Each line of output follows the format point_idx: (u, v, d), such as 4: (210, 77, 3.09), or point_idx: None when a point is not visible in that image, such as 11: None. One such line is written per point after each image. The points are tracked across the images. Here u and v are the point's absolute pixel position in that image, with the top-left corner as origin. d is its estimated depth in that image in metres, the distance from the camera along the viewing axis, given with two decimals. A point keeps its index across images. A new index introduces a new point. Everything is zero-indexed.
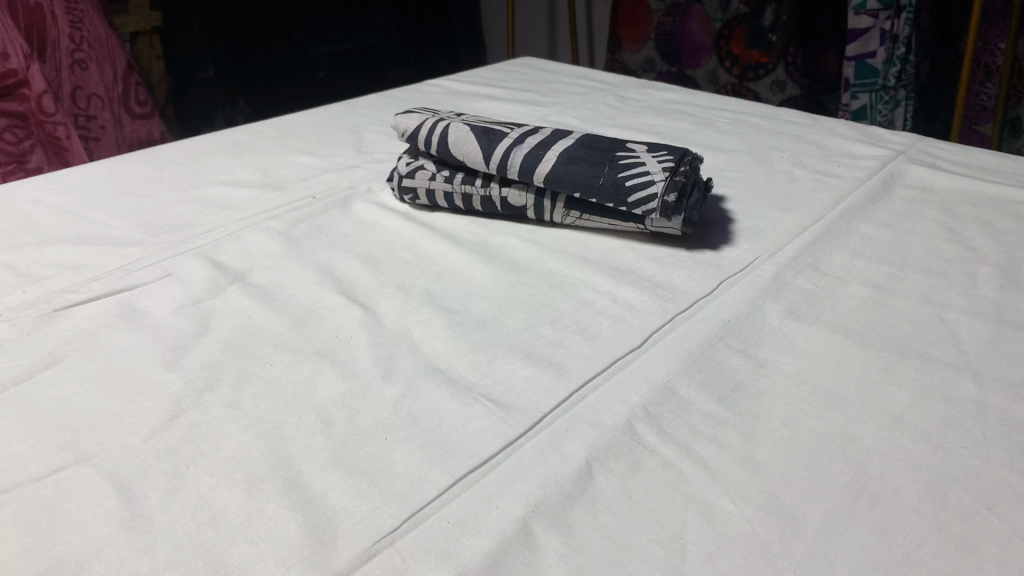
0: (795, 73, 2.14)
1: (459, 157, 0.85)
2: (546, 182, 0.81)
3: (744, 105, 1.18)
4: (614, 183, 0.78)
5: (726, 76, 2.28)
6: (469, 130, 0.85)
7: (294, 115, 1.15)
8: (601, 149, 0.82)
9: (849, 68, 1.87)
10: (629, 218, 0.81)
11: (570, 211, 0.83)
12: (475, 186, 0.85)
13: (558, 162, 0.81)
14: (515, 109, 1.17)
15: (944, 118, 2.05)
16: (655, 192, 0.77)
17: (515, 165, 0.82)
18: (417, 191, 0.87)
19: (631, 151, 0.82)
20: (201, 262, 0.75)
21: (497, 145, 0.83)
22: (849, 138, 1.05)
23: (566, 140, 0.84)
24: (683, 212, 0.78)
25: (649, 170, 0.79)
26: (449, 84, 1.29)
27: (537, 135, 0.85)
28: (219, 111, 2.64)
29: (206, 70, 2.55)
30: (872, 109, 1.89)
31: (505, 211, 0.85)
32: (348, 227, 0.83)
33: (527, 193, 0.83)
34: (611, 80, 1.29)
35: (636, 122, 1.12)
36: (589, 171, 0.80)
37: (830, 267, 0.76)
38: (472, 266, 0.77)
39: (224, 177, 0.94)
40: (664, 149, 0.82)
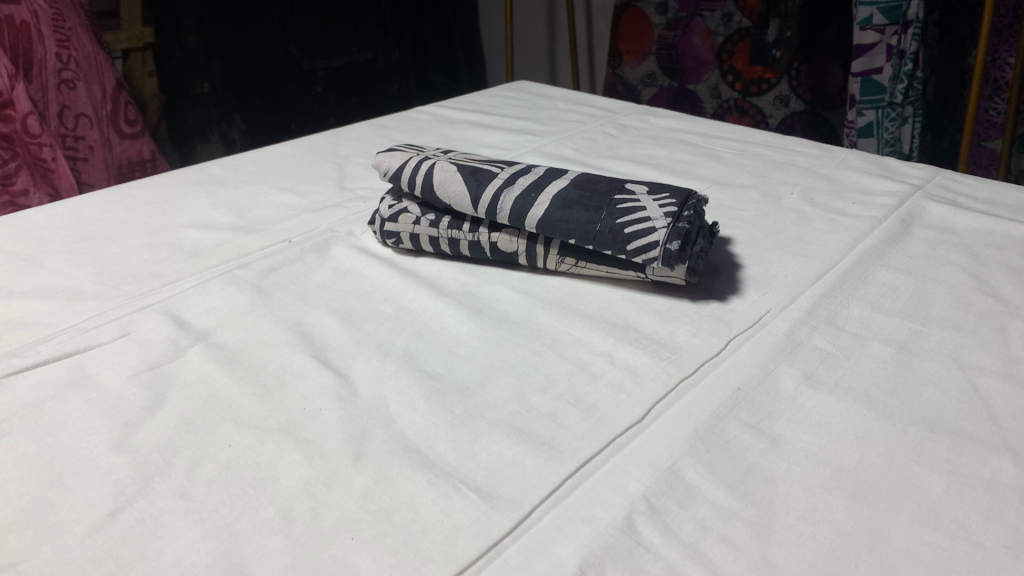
0: (799, 88, 2.09)
1: (446, 199, 0.79)
2: (539, 227, 0.75)
3: (749, 134, 1.12)
4: (612, 230, 0.73)
5: (728, 90, 2.23)
6: (456, 170, 0.79)
7: (274, 147, 1.09)
8: (598, 193, 0.76)
9: (855, 85, 1.82)
10: (628, 265, 0.75)
11: (564, 258, 0.76)
12: (462, 231, 0.79)
13: (551, 206, 0.75)
14: (509, 139, 1.11)
15: (951, 134, 1.99)
16: (657, 239, 0.71)
17: (506, 209, 0.76)
18: (400, 236, 0.81)
19: (631, 195, 0.76)
20: (162, 320, 0.69)
21: (485, 188, 0.77)
22: (862, 171, 0.99)
23: (561, 182, 0.78)
24: (686, 260, 0.72)
25: (650, 215, 0.73)
26: (439, 110, 1.24)
27: (529, 176, 0.79)
28: (214, 127, 2.58)
29: (202, 85, 2.49)
30: (878, 125, 1.83)
31: (495, 257, 0.79)
32: (325, 276, 0.77)
33: (518, 237, 0.77)
34: (608, 106, 1.23)
35: (636, 154, 1.06)
36: (584, 217, 0.74)
37: (847, 324, 0.70)
38: (457, 320, 0.70)
39: (195, 218, 0.88)
40: (666, 191, 0.77)
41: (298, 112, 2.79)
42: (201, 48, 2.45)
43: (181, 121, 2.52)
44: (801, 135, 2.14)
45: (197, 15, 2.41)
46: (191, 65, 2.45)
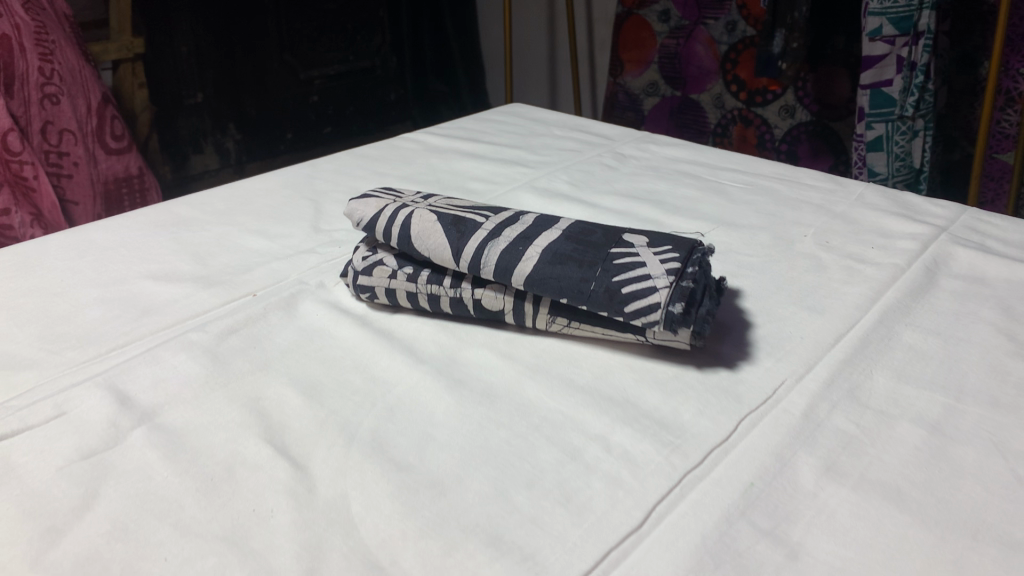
0: (805, 98, 2.01)
1: (424, 252, 0.71)
2: (528, 284, 0.68)
3: (757, 166, 1.05)
4: (608, 290, 0.65)
5: (732, 100, 2.16)
6: (436, 220, 0.72)
7: (247, 181, 1.01)
8: (593, 246, 0.69)
9: (864, 97, 1.74)
10: (626, 327, 0.67)
11: (555, 318, 0.69)
12: (443, 286, 0.71)
13: (541, 261, 0.68)
14: (499, 171, 1.04)
15: (963, 146, 1.90)
16: (659, 300, 0.63)
17: (491, 264, 0.69)
18: (374, 291, 0.73)
19: (629, 249, 0.69)
20: (103, 396, 0.62)
21: (468, 240, 0.70)
22: (880, 210, 0.91)
23: (552, 233, 0.71)
24: (692, 323, 0.64)
25: (650, 272, 0.65)
26: (426, 138, 1.16)
27: (517, 227, 0.72)
28: (209, 137, 2.58)
29: (195, 95, 2.48)
30: (887, 139, 1.75)
31: (479, 315, 0.71)
32: (290, 338, 0.69)
33: (505, 294, 0.70)
34: (607, 134, 1.16)
35: (636, 188, 0.99)
36: (578, 273, 0.67)
37: (871, 399, 0.62)
38: (435, 392, 0.63)
39: (154, 267, 0.80)
40: (667, 243, 0.69)
41: (295, 119, 2.80)
42: (195, 59, 2.44)
43: (175, 134, 2.48)
44: (806, 146, 2.05)
45: (191, 26, 2.40)
46: (184, 75, 2.43)
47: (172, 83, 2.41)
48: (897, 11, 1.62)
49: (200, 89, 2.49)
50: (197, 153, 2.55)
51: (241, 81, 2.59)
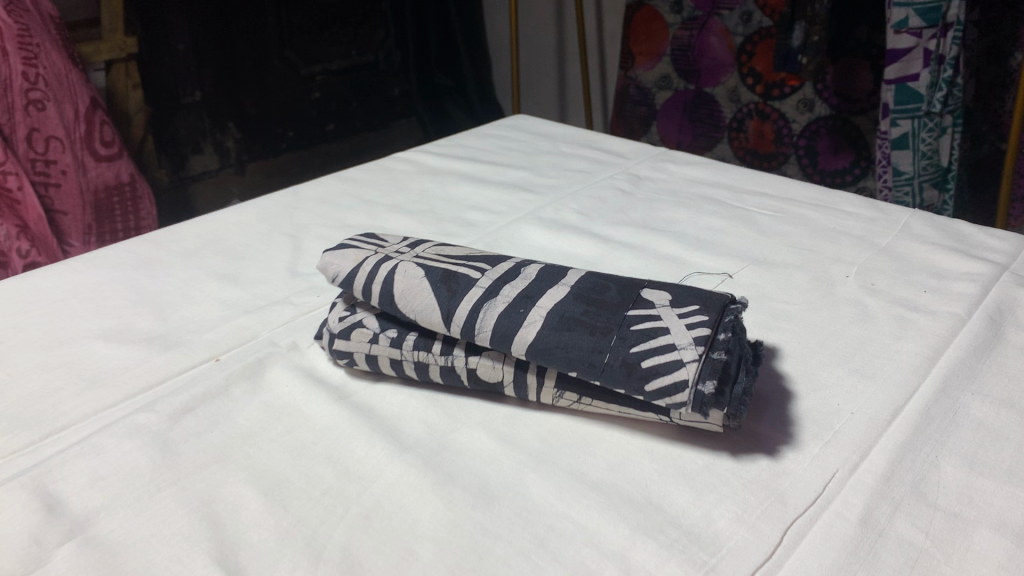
0: (825, 91, 1.88)
1: (409, 314, 0.61)
2: (530, 353, 0.58)
3: (788, 189, 0.94)
4: (626, 364, 0.55)
5: (748, 93, 2.04)
6: (423, 276, 0.62)
7: (221, 213, 0.92)
8: (606, 308, 0.59)
9: (888, 92, 1.60)
10: (645, 405, 0.57)
11: (564, 392, 0.59)
12: (432, 353, 0.61)
13: (545, 327, 0.58)
14: (500, 197, 0.94)
15: (992, 141, 1.76)
16: (687, 377, 0.53)
17: (486, 328, 0.59)
18: (354, 358, 0.63)
19: (649, 310, 0.59)
20: (28, 503, 0.52)
21: (460, 300, 0.60)
22: (930, 245, 0.81)
23: (558, 290, 0.61)
24: (726, 404, 0.54)
25: (675, 342, 0.56)
26: (420, 157, 1.06)
27: (516, 285, 0.62)
28: (208, 137, 2.48)
29: (193, 93, 2.39)
30: (914, 137, 1.62)
31: (474, 386, 0.61)
32: (253, 417, 0.60)
33: (504, 363, 0.60)
34: (619, 151, 1.05)
35: (653, 217, 0.88)
36: (590, 342, 0.57)
37: (940, 497, 0.52)
38: (422, 491, 0.53)
39: (108, 323, 0.71)
40: (693, 302, 0.59)
41: (296, 117, 2.70)
42: (192, 57, 2.35)
43: (172, 134, 2.38)
44: (826, 141, 1.93)
45: (188, 23, 2.30)
46: (182, 73, 2.34)
47: (169, 80, 2.31)
48: (923, 2, 1.48)
49: (199, 87, 2.40)
50: (196, 154, 2.46)
51: (241, 77, 2.50)
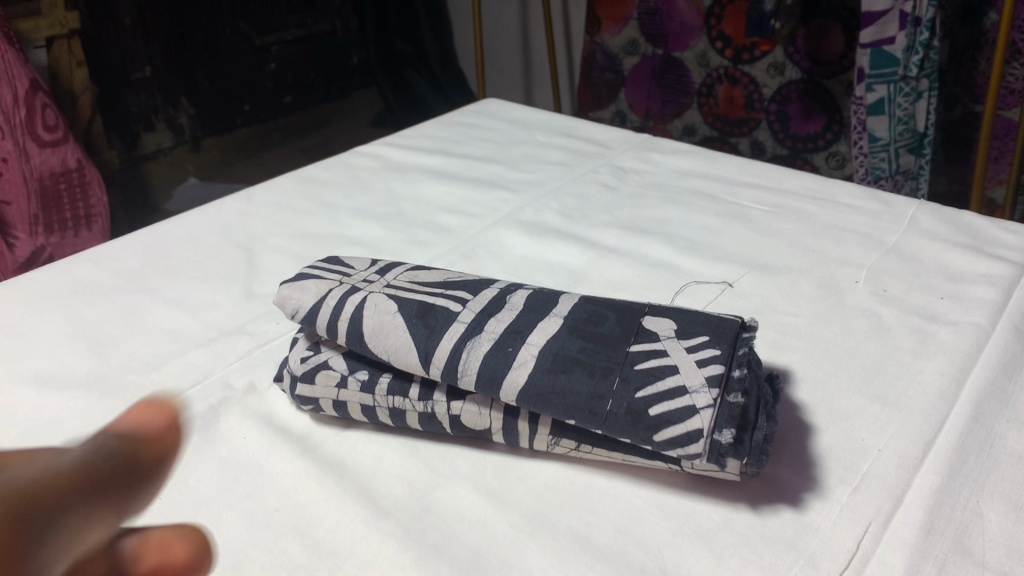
0: (795, 54, 1.81)
1: (382, 354, 0.54)
2: (520, 399, 0.51)
3: (783, 180, 0.88)
4: (631, 411, 0.48)
5: (717, 57, 1.96)
6: (396, 311, 0.56)
7: (168, 222, 0.83)
8: (606, 343, 0.53)
9: (863, 57, 1.51)
10: (652, 453, 0.50)
11: (560, 440, 0.52)
12: (409, 398, 0.54)
13: (537, 369, 0.51)
14: (474, 196, 0.86)
15: (967, 103, 1.68)
16: (702, 426, 0.47)
17: (470, 371, 0.52)
18: (321, 404, 0.56)
19: (654, 345, 0.52)
20: None
21: (440, 338, 0.54)
22: (941, 242, 0.75)
23: (550, 323, 0.55)
24: (745, 454, 0.47)
25: (686, 384, 0.49)
26: (383, 150, 0.98)
27: (500, 320, 0.55)
28: (161, 114, 2.36)
29: (142, 69, 2.26)
30: (890, 102, 1.53)
31: (457, 434, 0.54)
32: (206, 479, 0.53)
33: (492, 409, 0.53)
34: (598, 139, 0.98)
35: (641, 217, 0.81)
36: (588, 385, 0.50)
37: (988, 553, 0.46)
38: (403, 568, 0.46)
39: (40, 363, 0.63)
40: (702, 333, 0.53)
41: (251, 89, 2.60)
42: (140, 30, 2.21)
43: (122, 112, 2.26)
44: (797, 106, 1.86)
45: None
46: (131, 47, 2.20)
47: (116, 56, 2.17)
48: None
49: (149, 61, 2.27)
50: (150, 132, 2.35)
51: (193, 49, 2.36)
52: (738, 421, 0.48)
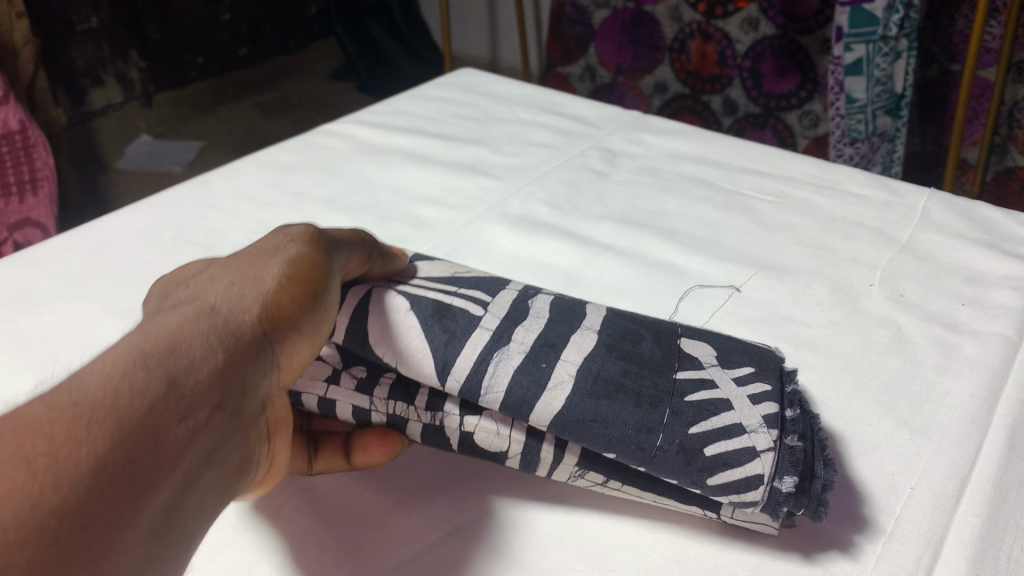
0: (770, 9, 1.74)
1: (388, 360, 0.49)
2: (551, 426, 0.46)
3: (784, 164, 0.82)
4: (684, 450, 0.44)
5: (690, 12, 1.88)
6: (409, 307, 0.50)
7: (116, 216, 0.76)
8: (648, 367, 0.47)
9: (842, 15, 1.43)
10: (688, 497, 0.46)
11: (586, 472, 0.48)
12: (413, 408, 0.49)
13: (573, 391, 0.46)
14: (454, 184, 0.80)
15: (942, 63, 1.60)
16: (763, 472, 0.43)
17: (499, 389, 0.46)
18: (304, 399, 0.51)
19: (700, 374, 0.47)
20: None
21: (460, 348, 0.48)
22: (955, 237, 0.71)
23: (584, 338, 0.49)
24: (805, 503, 0.43)
25: (742, 421, 0.45)
26: (354, 128, 0.90)
27: (527, 330, 0.50)
28: (109, 67, 2.24)
29: (88, 19, 2.11)
30: (868, 62, 1.45)
31: (465, 453, 0.49)
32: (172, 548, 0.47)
33: (512, 430, 0.48)
34: (585, 116, 0.92)
35: (636, 209, 0.76)
36: (634, 416, 0.45)
37: None
38: (448, 555, 0.46)
39: None
40: (746, 364, 0.48)
41: (203, 41, 2.48)
42: None
43: (67, 65, 2.13)
44: (772, 63, 1.80)
45: None
46: None
47: (60, 7, 2.02)
48: None
49: (95, 12, 2.12)
50: (96, 87, 2.22)
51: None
52: (800, 469, 0.44)
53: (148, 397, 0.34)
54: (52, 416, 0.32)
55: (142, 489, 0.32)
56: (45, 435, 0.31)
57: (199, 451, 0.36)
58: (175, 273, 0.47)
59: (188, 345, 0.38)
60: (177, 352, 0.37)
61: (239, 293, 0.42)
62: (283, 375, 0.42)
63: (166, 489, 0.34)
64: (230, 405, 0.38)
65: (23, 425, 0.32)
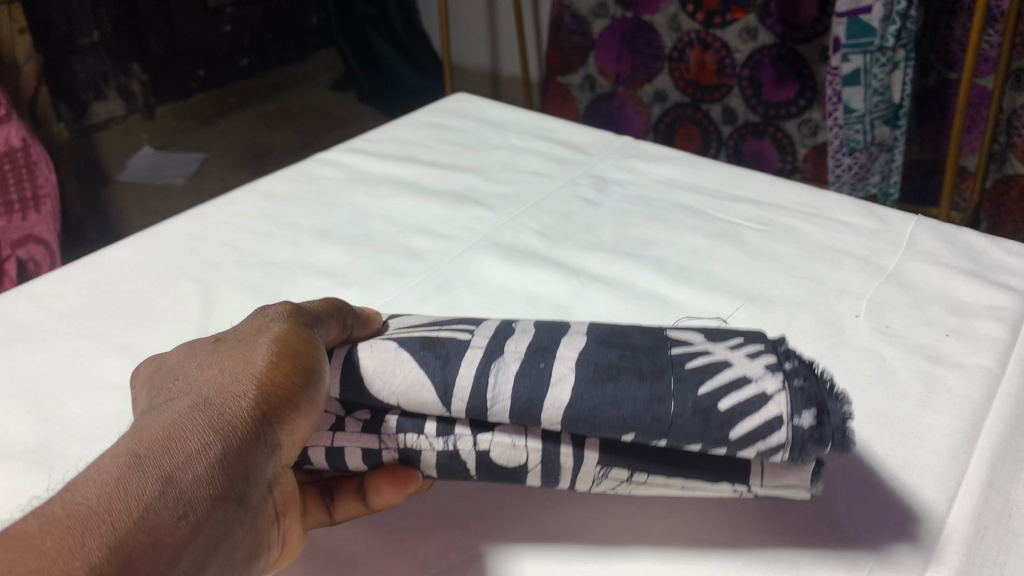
0: (768, 18, 1.74)
1: (390, 398, 0.49)
2: (566, 422, 0.47)
3: (774, 191, 0.83)
4: (699, 410, 0.45)
5: (688, 22, 1.88)
6: (399, 347, 0.51)
7: (114, 249, 0.77)
8: (645, 351, 0.49)
9: (839, 26, 1.43)
10: (714, 476, 0.48)
11: (610, 471, 0.49)
12: (423, 437, 0.50)
13: (578, 382, 0.47)
14: (447, 215, 0.81)
15: (940, 72, 1.60)
16: (780, 412, 0.44)
17: (504, 396, 0.48)
18: (311, 455, 0.51)
19: (694, 348, 0.49)
20: None
21: (457, 367, 0.49)
22: (940, 265, 0.72)
23: (575, 338, 0.51)
24: (834, 436, 0.44)
25: (747, 373, 0.46)
26: (348, 157, 0.92)
27: (518, 336, 0.51)
28: (111, 80, 2.25)
29: (90, 32, 2.13)
30: (865, 73, 1.45)
31: (485, 476, 0.50)
32: None
33: (527, 439, 0.49)
34: (576, 143, 0.93)
35: (626, 239, 0.77)
36: (642, 392, 0.46)
37: None
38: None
39: None
40: (733, 336, 0.51)
41: (205, 53, 2.49)
42: None
43: (70, 79, 2.14)
44: (770, 72, 1.80)
45: None
46: (77, 13, 2.07)
47: (62, 21, 2.03)
48: None
49: (97, 26, 2.14)
50: (98, 99, 2.24)
51: (143, 11, 2.24)
52: (815, 402, 0.45)
53: (142, 501, 0.36)
54: (49, 529, 0.34)
55: None
56: (42, 547, 0.33)
57: (196, 546, 0.37)
58: (161, 361, 0.49)
59: (185, 440, 0.39)
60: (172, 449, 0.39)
61: (231, 377, 0.43)
62: (286, 453, 0.44)
63: None
64: (228, 499, 0.39)
65: (23, 538, 0.34)
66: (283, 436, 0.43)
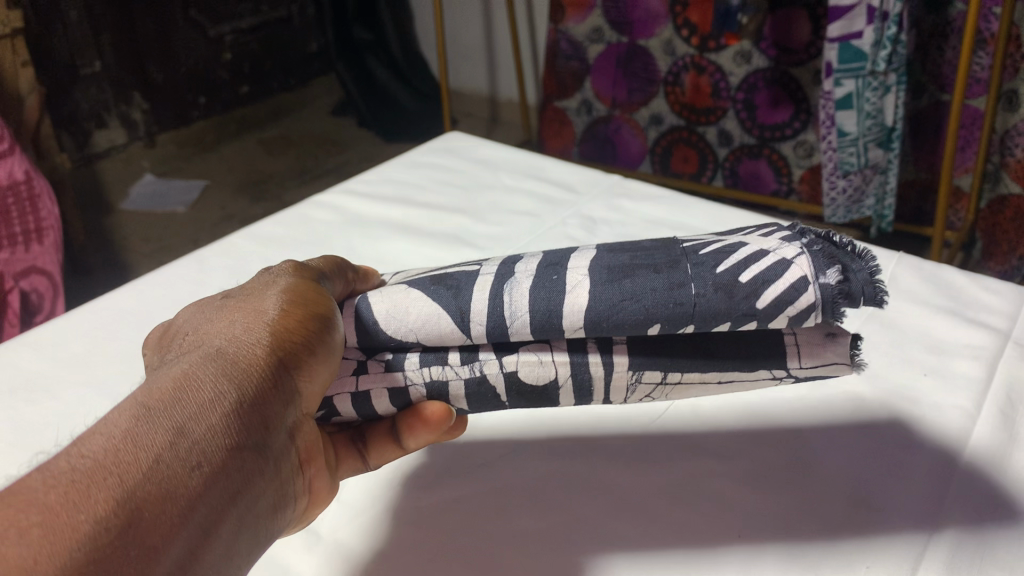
0: (762, 43, 1.76)
1: (408, 334, 0.54)
2: (590, 326, 0.50)
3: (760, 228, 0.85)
4: (721, 286, 0.48)
5: (683, 46, 1.89)
6: (410, 287, 0.56)
7: (114, 297, 0.79)
8: (661, 250, 0.53)
9: (831, 52, 1.43)
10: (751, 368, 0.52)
11: (643, 375, 0.53)
12: (448, 365, 0.54)
13: (594, 285, 0.51)
14: (439, 255, 0.82)
15: (931, 92, 1.62)
16: (804, 274, 0.47)
17: (521, 306, 0.52)
18: (337, 404, 0.54)
19: (708, 241, 0.53)
20: None
21: (468, 294, 0.53)
22: (921, 304, 0.73)
23: (583, 254, 0.55)
24: (861, 291, 0.47)
25: (765, 249, 0.50)
26: (342, 200, 0.93)
27: (526, 261, 0.56)
28: (113, 109, 2.28)
29: (92, 63, 2.15)
30: (858, 97, 1.45)
31: (517, 400, 0.54)
32: None
33: (554, 354, 0.53)
34: (565, 181, 0.95)
35: None
36: (662, 283, 0.50)
37: None
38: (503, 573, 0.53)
39: None
40: (744, 230, 0.54)
41: (205, 80, 2.52)
42: (88, 25, 2.09)
43: (72, 109, 2.17)
44: (765, 94, 1.82)
45: None
46: (79, 45, 2.09)
47: (63, 53, 2.06)
48: None
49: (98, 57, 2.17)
50: (100, 127, 2.26)
51: (144, 41, 2.27)
52: (837, 261, 0.48)
53: (164, 441, 0.38)
54: (77, 466, 0.36)
55: (166, 526, 0.36)
56: (72, 483, 0.35)
57: (219, 487, 0.40)
58: (171, 326, 0.52)
59: (201, 386, 0.42)
60: (190, 394, 0.41)
61: (243, 329, 0.46)
62: (298, 404, 0.47)
63: (189, 524, 0.38)
64: (247, 444, 0.42)
65: (52, 477, 0.36)
66: (296, 386, 0.46)
